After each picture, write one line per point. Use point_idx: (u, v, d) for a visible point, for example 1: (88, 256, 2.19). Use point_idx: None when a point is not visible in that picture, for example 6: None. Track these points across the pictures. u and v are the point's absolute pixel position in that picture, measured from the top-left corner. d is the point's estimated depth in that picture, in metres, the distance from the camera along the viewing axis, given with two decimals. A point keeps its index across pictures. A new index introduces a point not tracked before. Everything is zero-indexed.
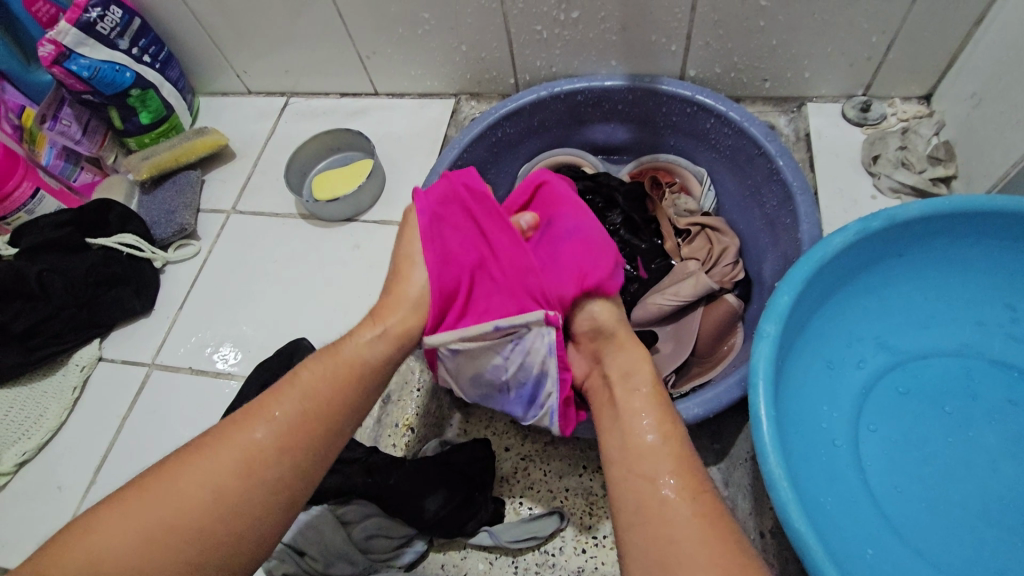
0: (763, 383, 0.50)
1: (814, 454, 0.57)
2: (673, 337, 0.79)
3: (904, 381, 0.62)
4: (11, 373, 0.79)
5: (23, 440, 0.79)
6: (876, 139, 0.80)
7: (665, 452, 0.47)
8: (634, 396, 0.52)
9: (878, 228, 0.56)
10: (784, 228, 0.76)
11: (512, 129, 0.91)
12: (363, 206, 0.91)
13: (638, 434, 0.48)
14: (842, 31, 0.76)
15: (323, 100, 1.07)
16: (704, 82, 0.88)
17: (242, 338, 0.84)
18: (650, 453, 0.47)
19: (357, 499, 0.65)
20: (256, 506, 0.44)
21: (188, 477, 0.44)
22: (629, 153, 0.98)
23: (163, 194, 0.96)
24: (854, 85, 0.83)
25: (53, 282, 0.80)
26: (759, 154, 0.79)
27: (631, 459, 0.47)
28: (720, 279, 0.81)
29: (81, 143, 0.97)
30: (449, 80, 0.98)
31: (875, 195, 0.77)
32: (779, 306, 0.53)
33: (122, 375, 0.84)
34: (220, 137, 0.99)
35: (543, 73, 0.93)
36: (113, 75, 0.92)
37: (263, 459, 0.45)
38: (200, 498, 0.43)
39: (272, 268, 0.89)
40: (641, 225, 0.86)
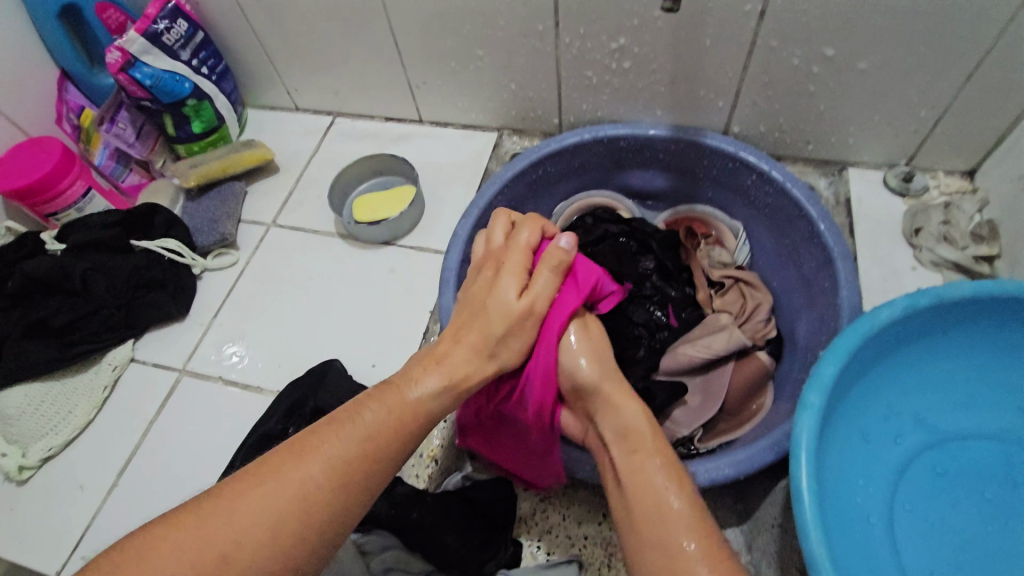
0: (807, 456, 0.50)
1: (850, 532, 0.56)
2: (702, 391, 0.78)
3: (941, 462, 0.61)
4: (45, 367, 0.80)
5: (49, 435, 0.80)
6: (918, 211, 0.80)
7: (689, 514, 0.47)
8: (639, 457, 0.52)
9: (926, 305, 0.56)
10: (821, 291, 0.76)
11: (554, 169, 0.93)
12: (402, 231, 0.92)
13: (663, 500, 0.48)
14: (890, 103, 0.77)
15: (369, 122, 1.10)
16: (746, 138, 0.89)
17: (272, 352, 0.85)
18: (680, 518, 0.47)
19: (377, 530, 0.65)
20: (324, 528, 0.45)
21: (273, 488, 0.44)
22: (665, 200, 0.99)
23: (207, 202, 0.98)
24: (897, 155, 0.84)
25: (96, 282, 0.83)
26: (800, 215, 0.80)
27: (653, 521, 0.47)
28: (752, 335, 0.80)
29: (133, 147, 1.00)
30: (494, 114, 1.01)
31: (915, 267, 0.78)
32: (823, 376, 0.53)
33: (151, 379, 0.85)
34: (266, 150, 1.01)
35: (588, 116, 0.95)
36: (173, 84, 0.95)
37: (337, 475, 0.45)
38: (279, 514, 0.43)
39: (307, 284, 0.91)
40: (674, 273, 0.86)
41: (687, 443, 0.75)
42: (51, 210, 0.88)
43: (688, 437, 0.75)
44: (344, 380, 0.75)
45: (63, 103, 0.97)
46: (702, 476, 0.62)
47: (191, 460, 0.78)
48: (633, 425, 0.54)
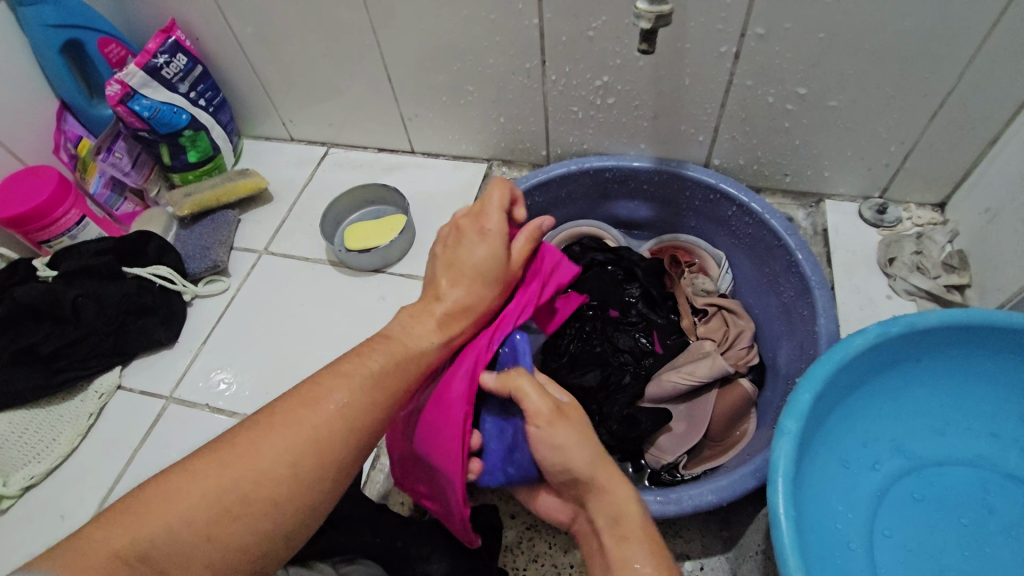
0: (783, 481, 0.51)
1: (830, 558, 0.57)
2: (686, 418, 0.79)
3: (919, 488, 0.62)
4: (31, 395, 0.80)
5: (32, 463, 0.79)
6: (892, 242, 0.83)
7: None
8: (626, 545, 0.49)
9: (897, 333, 0.58)
10: (801, 319, 0.78)
11: (541, 199, 0.95)
12: (392, 259, 0.94)
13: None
14: (861, 139, 0.81)
15: (362, 153, 1.12)
16: (727, 171, 0.92)
17: (260, 378, 0.85)
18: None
19: (361, 560, 0.61)
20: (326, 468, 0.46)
21: (283, 439, 0.45)
22: (650, 229, 1.02)
23: (200, 230, 0.99)
24: (871, 188, 0.87)
25: (87, 309, 0.82)
26: (779, 246, 0.82)
27: None
28: (735, 362, 0.82)
29: (129, 176, 1.02)
30: (484, 146, 1.04)
31: (890, 296, 0.80)
32: (799, 403, 0.54)
33: (139, 406, 0.84)
34: (260, 180, 1.03)
35: (575, 149, 0.98)
36: (171, 115, 0.97)
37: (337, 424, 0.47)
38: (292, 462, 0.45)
39: (297, 310, 0.92)
40: (659, 300, 0.88)
41: (672, 470, 0.77)
42: (44, 238, 0.89)
43: (673, 464, 0.77)
44: None
45: (60, 133, 0.98)
46: (685, 502, 0.63)
47: None
48: (625, 506, 0.50)
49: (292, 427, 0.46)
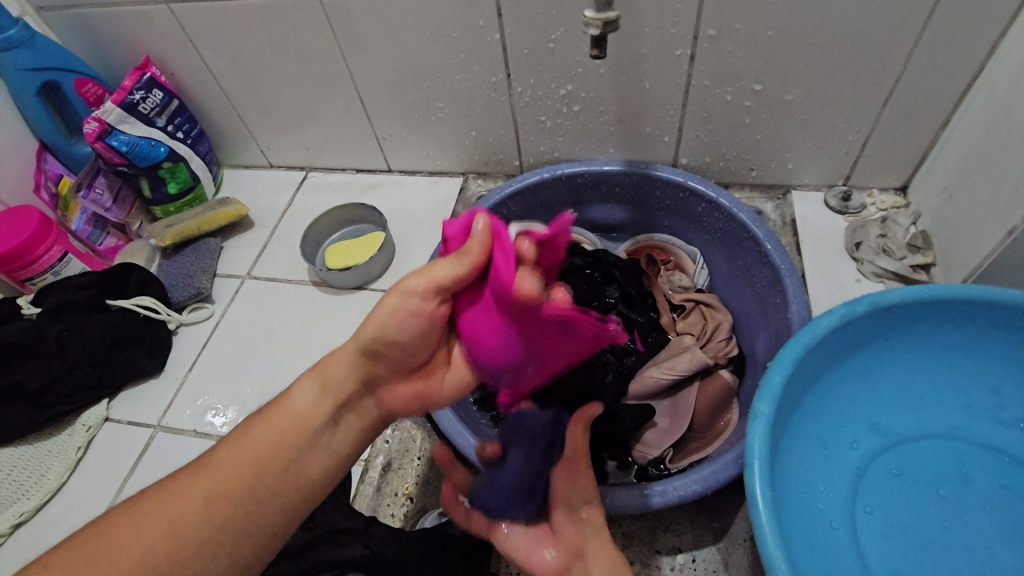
0: (758, 461, 0.52)
1: (812, 536, 0.58)
2: (670, 412, 0.80)
3: (897, 463, 0.63)
4: (19, 431, 0.81)
5: (21, 500, 0.79)
6: (858, 227, 0.85)
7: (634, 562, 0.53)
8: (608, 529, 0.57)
9: (861, 312, 0.59)
10: (774, 307, 0.80)
11: (517, 208, 0.97)
12: (373, 275, 0.95)
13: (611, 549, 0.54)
14: (820, 130, 0.83)
15: (340, 175, 1.14)
16: (695, 169, 0.95)
17: (246, 401, 0.86)
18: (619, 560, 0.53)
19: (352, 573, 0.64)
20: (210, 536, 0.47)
21: (204, 479, 0.49)
22: (626, 231, 1.04)
23: (183, 259, 1.01)
24: (835, 176, 0.90)
25: (72, 343, 0.83)
26: (748, 238, 0.85)
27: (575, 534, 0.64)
28: (714, 355, 0.84)
29: (111, 211, 1.03)
30: (458, 160, 1.06)
31: (860, 279, 0.82)
32: (771, 386, 0.56)
33: (127, 437, 0.85)
34: (241, 207, 1.05)
35: (547, 157, 1.00)
36: (149, 149, 0.99)
37: (265, 458, 0.50)
38: (220, 506, 0.48)
39: (283, 332, 0.93)
40: (638, 299, 0.90)
41: (658, 464, 0.78)
42: (27, 276, 0.90)
43: (659, 458, 0.78)
44: None
45: (41, 173, 0.99)
46: (670, 493, 0.64)
47: None
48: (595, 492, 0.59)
49: (218, 461, 0.50)
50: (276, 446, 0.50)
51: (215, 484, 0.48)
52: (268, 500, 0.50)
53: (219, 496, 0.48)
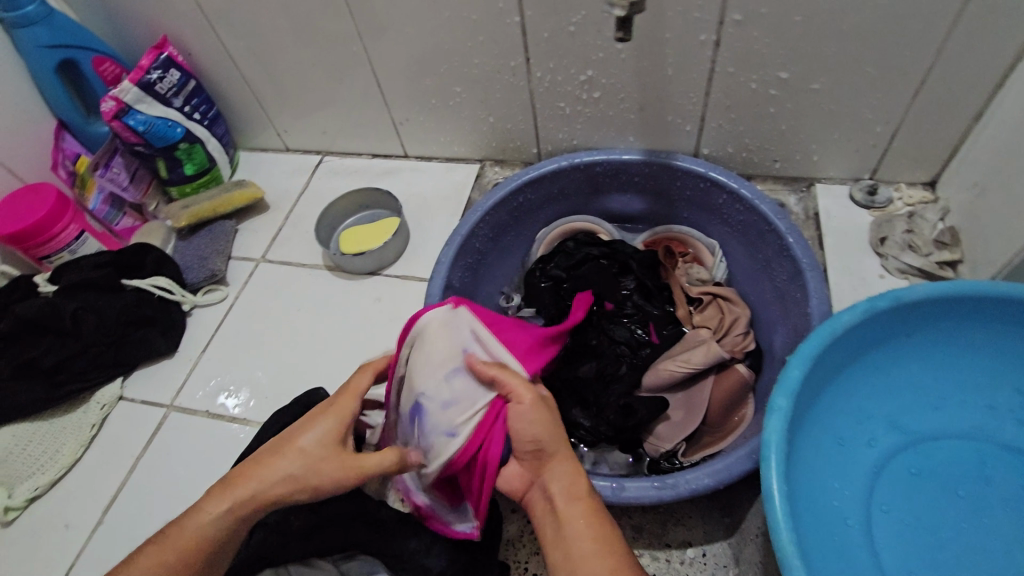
0: (774, 455, 0.51)
1: (827, 534, 0.57)
2: (684, 405, 0.79)
3: (916, 463, 0.61)
4: (35, 406, 0.81)
5: (37, 474, 0.80)
6: (884, 222, 0.83)
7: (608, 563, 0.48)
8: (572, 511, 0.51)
9: (886, 307, 0.57)
10: (794, 302, 0.78)
11: (533, 196, 0.96)
12: (387, 261, 0.95)
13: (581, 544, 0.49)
14: (847, 121, 0.81)
15: (356, 159, 1.13)
16: (716, 160, 0.93)
17: (258, 384, 0.86)
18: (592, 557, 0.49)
19: (362, 556, 0.65)
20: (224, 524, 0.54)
21: (169, 548, 0.53)
22: (643, 222, 1.02)
23: (197, 241, 1.01)
24: (861, 170, 0.87)
25: (87, 321, 0.84)
26: (769, 231, 0.83)
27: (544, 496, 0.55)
28: (731, 349, 0.82)
29: (127, 190, 1.03)
30: (475, 147, 1.04)
31: (884, 275, 0.80)
32: (789, 380, 0.54)
33: (140, 415, 0.85)
34: (256, 189, 1.05)
35: (565, 145, 0.99)
36: (165, 130, 0.99)
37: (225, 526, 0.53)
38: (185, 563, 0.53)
39: (296, 316, 0.92)
40: (654, 291, 0.89)
41: (672, 457, 0.77)
42: (44, 253, 0.91)
43: (671, 452, 0.77)
44: None
45: (58, 151, 1.00)
46: (682, 487, 0.63)
47: (177, 495, 0.78)
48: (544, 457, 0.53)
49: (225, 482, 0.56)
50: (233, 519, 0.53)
51: (178, 553, 0.52)
52: (228, 554, 0.55)
53: (183, 561, 0.53)
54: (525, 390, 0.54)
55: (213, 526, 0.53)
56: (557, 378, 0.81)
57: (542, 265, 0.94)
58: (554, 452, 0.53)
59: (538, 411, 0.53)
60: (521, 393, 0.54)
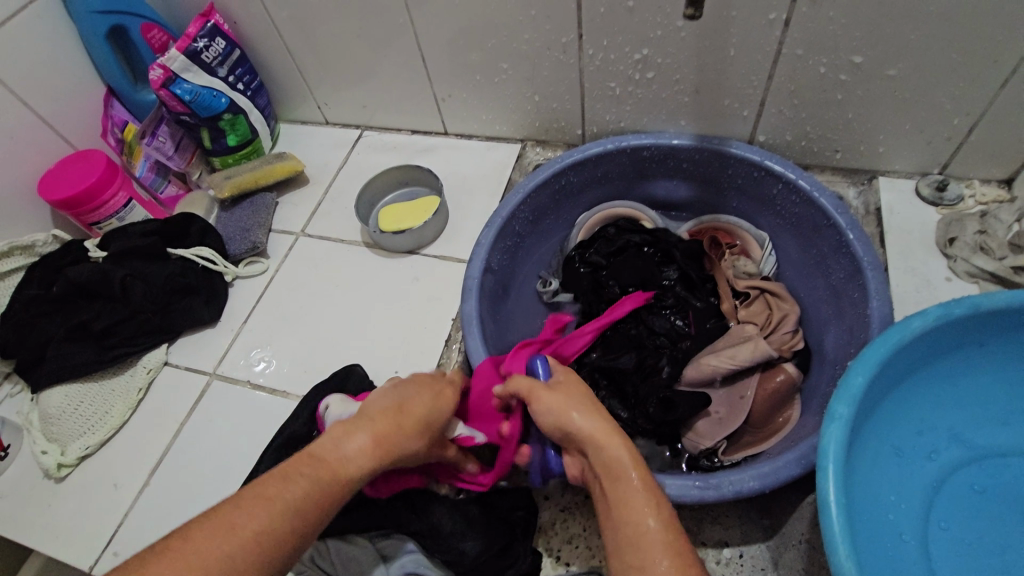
0: (833, 466, 0.48)
1: (882, 547, 0.54)
2: (726, 402, 0.77)
3: (978, 479, 0.59)
4: (85, 369, 0.84)
5: (87, 434, 0.83)
6: (953, 221, 0.78)
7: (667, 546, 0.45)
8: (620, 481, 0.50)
9: (961, 315, 0.54)
10: (850, 302, 0.75)
11: (577, 179, 0.93)
12: (426, 240, 0.94)
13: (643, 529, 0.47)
14: (920, 111, 0.76)
15: (396, 135, 1.12)
16: (772, 148, 0.88)
17: (297, 356, 0.87)
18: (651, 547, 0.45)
19: (398, 534, 0.66)
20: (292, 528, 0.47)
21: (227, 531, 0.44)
22: (688, 210, 0.98)
23: (240, 213, 1.01)
24: (929, 163, 0.82)
25: (135, 287, 0.85)
26: (828, 225, 0.79)
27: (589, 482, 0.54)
28: (779, 347, 0.79)
29: (172, 159, 1.04)
30: (518, 126, 1.02)
31: (950, 278, 0.76)
32: (852, 387, 0.52)
33: (184, 382, 0.87)
34: (296, 162, 1.04)
35: (611, 127, 0.95)
36: (210, 99, 0.98)
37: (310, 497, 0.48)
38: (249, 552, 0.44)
39: (335, 292, 0.93)
40: (698, 283, 0.85)
41: (711, 455, 0.75)
42: (94, 219, 0.92)
43: (712, 449, 0.75)
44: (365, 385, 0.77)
45: (107, 118, 1.01)
46: (725, 488, 0.61)
47: (219, 462, 0.80)
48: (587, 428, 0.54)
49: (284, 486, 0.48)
50: (309, 489, 0.48)
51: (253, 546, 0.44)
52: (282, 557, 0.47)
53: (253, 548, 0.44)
54: (554, 398, 0.57)
55: (304, 495, 0.48)
56: (595, 367, 0.80)
57: (582, 250, 0.92)
58: (584, 430, 0.54)
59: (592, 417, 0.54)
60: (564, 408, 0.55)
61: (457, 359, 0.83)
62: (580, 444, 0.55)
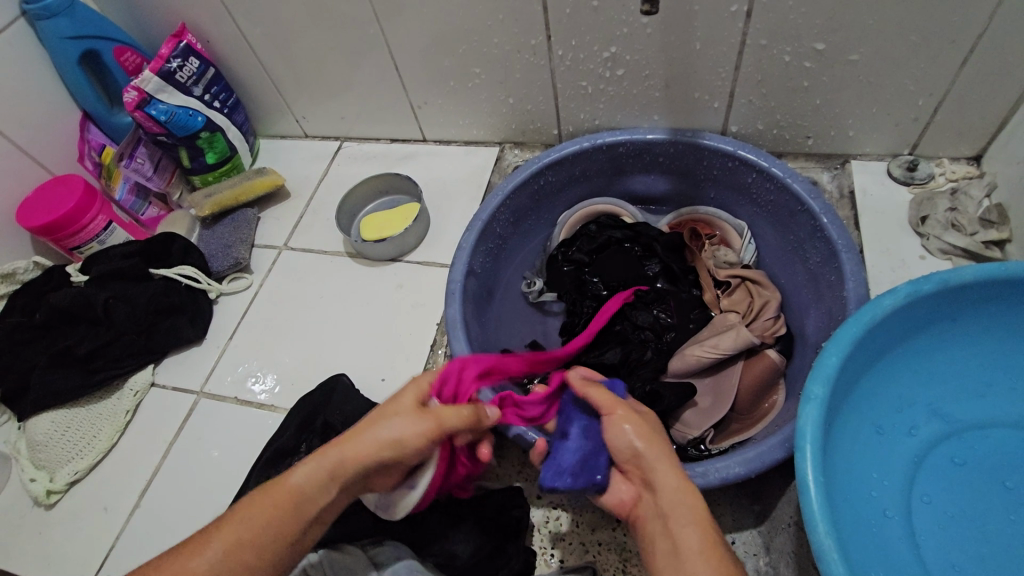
0: (810, 447, 0.49)
1: (865, 525, 0.55)
2: (712, 391, 0.78)
3: (960, 452, 0.59)
4: (71, 395, 0.83)
5: (75, 460, 0.83)
6: (924, 199, 0.79)
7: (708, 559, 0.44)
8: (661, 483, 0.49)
9: (930, 291, 0.55)
10: (828, 285, 0.76)
11: (555, 178, 0.94)
12: (408, 247, 0.94)
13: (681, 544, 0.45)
14: (886, 94, 0.77)
15: (375, 144, 1.12)
16: (745, 137, 0.89)
17: (284, 368, 0.87)
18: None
19: (389, 540, 0.66)
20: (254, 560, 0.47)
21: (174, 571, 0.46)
22: (667, 203, 0.99)
23: (222, 229, 1.01)
24: (899, 145, 0.83)
25: (118, 310, 0.86)
26: (802, 210, 0.80)
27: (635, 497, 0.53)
28: (761, 334, 0.79)
29: (152, 180, 1.04)
30: (495, 129, 1.02)
31: (924, 256, 0.77)
32: (826, 367, 0.52)
33: (172, 402, 0.87)
34: (277, 176, 1.05)
35: (587, 125, 0.96)
36: (186, 118, 0.98)
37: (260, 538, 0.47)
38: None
39: (320, 303, 0.93)
40: (680, 275, 0.86)
41: (699, 444, 0.75)
42: (74, 244, 0.92)
43: (699, 438, 0.75)
44: (352, 394, 0.77)
45: (84, 142, 1.01)
46: (712, 475, 0.62)
47: (209, 479, 0.80)
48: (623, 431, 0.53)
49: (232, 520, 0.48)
50: (265, 523, 0.48)
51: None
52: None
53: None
54: (614, 404, 0.54)
55: (257, 533, 0.47)
56: (581, 365, 0.81)
57: (564, 248, 0.92)
58: (652, 458, 0.51)
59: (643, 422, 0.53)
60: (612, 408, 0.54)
61: (443, 363, 0.83)
62: (644, 475, 0.51)
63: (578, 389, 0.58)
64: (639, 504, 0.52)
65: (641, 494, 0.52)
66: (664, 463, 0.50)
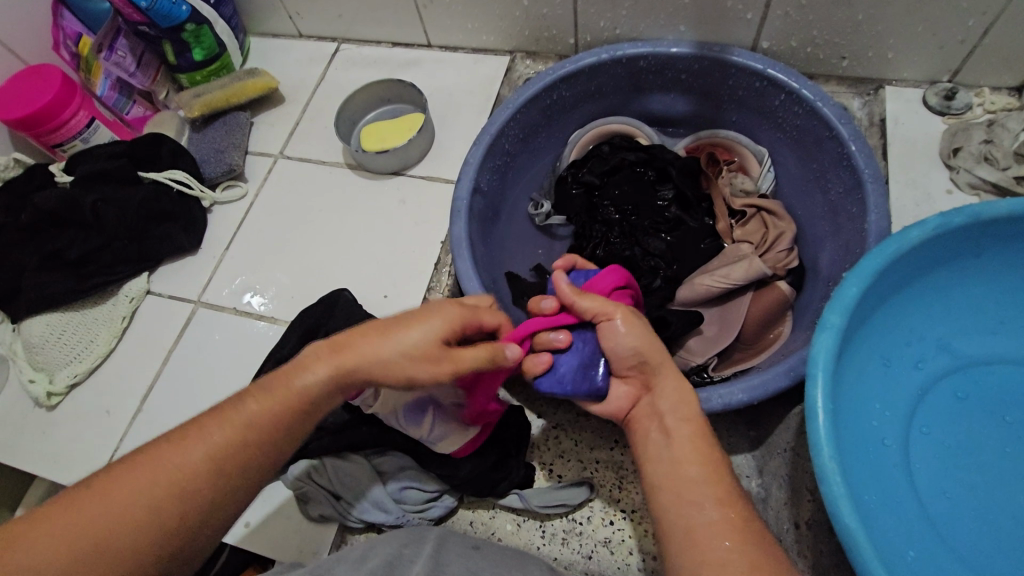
0: (823, 373, 0.49)
1: (863, 451, 0.56)
2: (719, 320, 0.77)
3: (962, 387, 0.60)
4: (63, 298, 0.81)
5: (73, 363, 0.82)
6: (959, 130, 0.75)
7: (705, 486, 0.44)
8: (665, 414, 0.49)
9: (962, 224, 0.53)
10: (848, 217, 0.74)
11: (569, 93, 0.88)
12: (411, 160, 0.90)
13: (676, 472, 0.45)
14: (936, 11, 0.71)
15: (375, 48, 1.04)
16: (776, 56, 0.83)
17: (283, 281, 0.85)
18: (700, 481, 0.45)
19: (392, 451, 0.68)
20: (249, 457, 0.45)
21: (153, 469, 0.43)
22: (685, 126, 0.94)
23: (213, 133, 0.96)
24: (939, 71, 0.78)
25: (107, 213, 0.82)
26: (830, 137, 0.75)
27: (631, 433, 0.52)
28: (773, 265, 0.78)
29: (135, 76, 0.96)
30: (507, 36, 0.95)
31: (951, 190, 0.74)
32: (846, 297, 0.51)
33: (169, 311, 0.86)
34: (271, 79, 0.97)
35: (606, 35, 0.89)
36: (169, 7, 0.89)
37: (234, 453, 0.44)
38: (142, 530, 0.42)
39: (319, 217, 0.89)
40: (693, 202, 0.83)
41: (702, 371, 0.75)
42: (56, 140, 0.87)
43: (702, 365, 0.75)
44: (353, 309, 0.76)
45: (58, 29, 0.91)
46: (715, 401, 0.62)
47: (210, 386, 0.80)
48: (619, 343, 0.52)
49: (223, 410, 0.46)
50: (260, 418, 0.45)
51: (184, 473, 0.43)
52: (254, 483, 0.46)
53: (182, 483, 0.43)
54: (607, 307, 0.53)
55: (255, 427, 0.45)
56: None
57: (575, 170, 0.88)
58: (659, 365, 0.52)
59: (636, 322, 0.53)
60: (607, 309, 0.53)
61: (447, 283, 0.81)
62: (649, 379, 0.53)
63: (567, 297, 0.55)
64: (639, 405, 0.54)
65: (642, 395, 0.54)
66: (669, 372, 0.53)
